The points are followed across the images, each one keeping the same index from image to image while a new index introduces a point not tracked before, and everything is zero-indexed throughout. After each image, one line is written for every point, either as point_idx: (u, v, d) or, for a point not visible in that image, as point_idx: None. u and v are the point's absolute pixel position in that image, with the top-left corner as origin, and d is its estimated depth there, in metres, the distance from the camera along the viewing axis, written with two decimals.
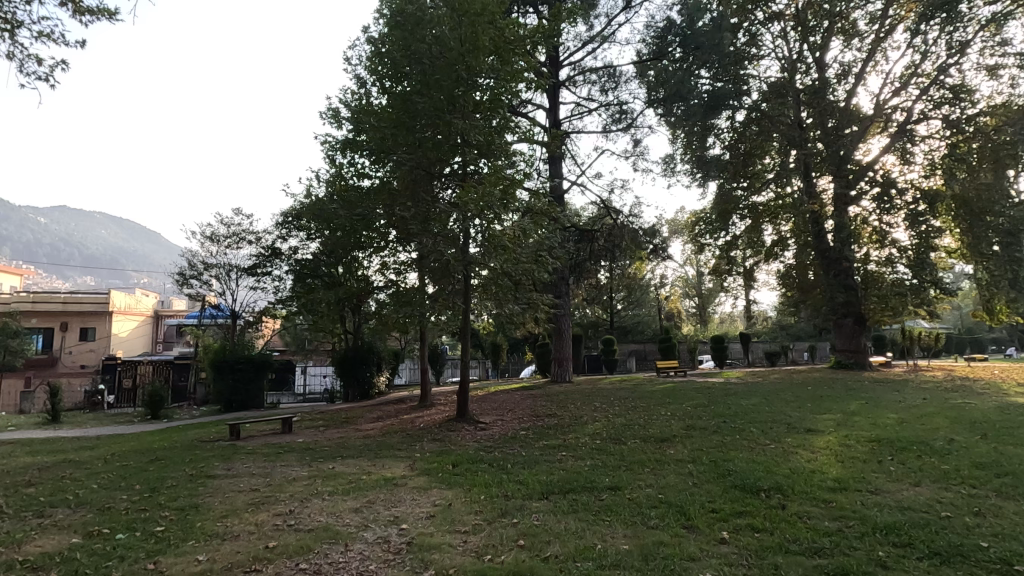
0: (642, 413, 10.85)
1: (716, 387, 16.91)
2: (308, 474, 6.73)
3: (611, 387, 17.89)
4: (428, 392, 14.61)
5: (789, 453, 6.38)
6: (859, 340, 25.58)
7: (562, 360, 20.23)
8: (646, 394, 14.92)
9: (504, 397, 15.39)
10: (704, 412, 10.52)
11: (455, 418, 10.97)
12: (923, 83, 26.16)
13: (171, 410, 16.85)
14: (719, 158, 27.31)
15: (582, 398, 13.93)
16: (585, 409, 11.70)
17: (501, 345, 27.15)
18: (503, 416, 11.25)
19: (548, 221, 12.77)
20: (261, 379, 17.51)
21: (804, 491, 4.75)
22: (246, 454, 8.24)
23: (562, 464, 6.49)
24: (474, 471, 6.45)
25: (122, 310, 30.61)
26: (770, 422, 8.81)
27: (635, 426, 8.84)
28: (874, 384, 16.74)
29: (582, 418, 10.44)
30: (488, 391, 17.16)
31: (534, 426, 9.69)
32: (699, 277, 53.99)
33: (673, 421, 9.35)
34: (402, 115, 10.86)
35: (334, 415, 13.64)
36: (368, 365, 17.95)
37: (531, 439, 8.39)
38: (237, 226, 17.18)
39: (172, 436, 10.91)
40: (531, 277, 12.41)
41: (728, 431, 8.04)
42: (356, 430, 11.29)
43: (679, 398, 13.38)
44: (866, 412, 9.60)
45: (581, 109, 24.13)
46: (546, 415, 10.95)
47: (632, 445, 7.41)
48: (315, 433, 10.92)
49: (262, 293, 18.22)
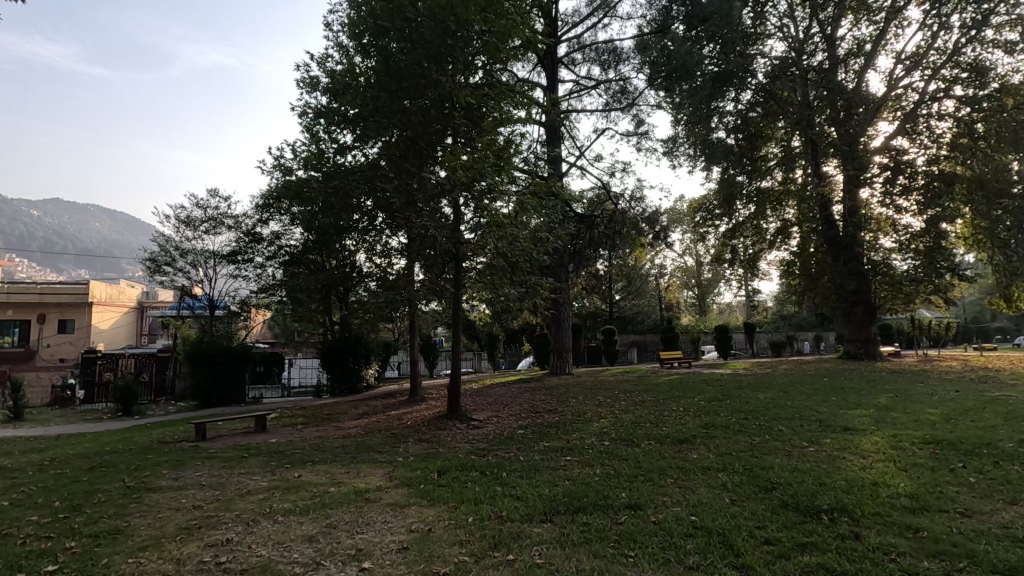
0: (652, 408, 9.86)
1: (726, 378, 15.92)
2: (266, 485, 5.72)
3: (614, 379, 16.89)
4: (419, 386, 13.59)
5: (836, 458, 5.40)
6: (869, 329, 24.63)
7: (561, 351, 19.20)
8: (652, 387, 13.95)
9: (500, 391, 14.40)
10: (721, 407, 9.51)
11: (445, 414, 9.94)
12: (935, 63, 25.11)
13: (145, 406, 15.80)
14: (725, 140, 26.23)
15: (585, 392, 12.94)
16: (588, 404, 10.68)
17: (497, 336, 26.16)
18: (499, 412, 10.23)
19: (546, 200, 11.69)
20: (242, 372, 16.45)
21: (877, 513, 3.77)
22: (203, 459, 7.22)
23: (568, 473, 5.51)
24: (462, 482, 5.45)
25: (103, 301, 29.44)
26: (798, 419, 7.82)
27: (646, 425, 7.86)
28: (893, 375, 15.77)
29: (587, 414, 9.43)
30: (484, 384, 16.17)
31: (533, 424, 8.67)
32: (698, 267, 53.13)
33: (689, 418, 8.34)
34: (385, 80, 9.75)
35: (316, 411, 12.61)
36: (355, 357, 16.88)
37: (530, 440, 7.38)
38: (214, 209, 16.08)
39: (133, 436, 9.88)
40: (529, 261, 11.35)
41: (754, 431, 7.05)
42: (337, 429, 10.26)
43: (689, 391, 12.41)
44: (903, 408, 8.60)
45: (580, 89, 23.07)
46: (546, 411, 9.93)
47: (647, 447, 6.42)
48: (291, 432, 9.89)
49: (243, 281, 17.08)
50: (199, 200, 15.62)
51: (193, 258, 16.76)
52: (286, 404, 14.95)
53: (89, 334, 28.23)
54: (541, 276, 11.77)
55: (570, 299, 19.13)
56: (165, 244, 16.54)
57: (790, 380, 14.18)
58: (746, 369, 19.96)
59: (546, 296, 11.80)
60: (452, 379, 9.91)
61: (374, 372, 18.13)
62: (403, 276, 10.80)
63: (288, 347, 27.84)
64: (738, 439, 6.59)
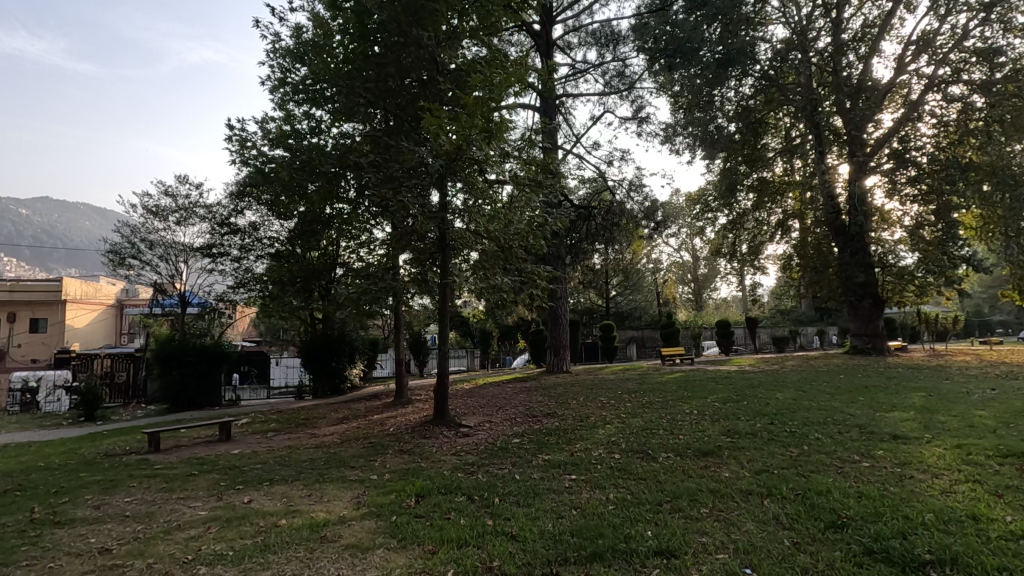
0: (662, 411, 8.86)
1: (733, 376, 15.03)
2: (202, 516, 4.66)
3: (615, 377, 15.93)
4: (405, 386, 12.54)
5: (904, 478, 4.42)
6: (877, 322, 23.70)
7: (558, 348, 18.21)
8: (658, 386, 12.96)
9: (494, 392, 13.36)
10: (739, 409, 8.51)
11: (432, 419, 8.90)
12: (944, 48, 24.18)
13: (111, 410, 14.67)
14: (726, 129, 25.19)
15: (586, 392, 11.91)
16: (591, 406, 9.67)
17: (490, 332, 25.12)
18: (492, 417, 9.20)
19: (543, 183, 10.65)
20: (217, 372, 15.30)
21: (1003, 569, 2.79)
22: (142, 479, 6.14)
23: (575, 498, 4.50)
24: (444, 512, 4.42)
25: (77, 298, 28.21)
26: (835, 425, 6.83)
27: (660, 434, 6.86)
28: (911, 372, 14.83)
29: (590, 419, 8.43)
30: (477, 384, 15.11)
31: (531, 432, 7.65)
32: (695, 261, 52.26)
33: (708, 424, 7.33)
34: (355, 39, 8.46)
35: (292, 416, 11.52)
36: (338, 356, 15.78)
37: (528, 452, 6.35)
38: (185, 197, 14.93)
39: (79, 447, 8.78)
40: (525, 250, 10.29)
41: (786, 441, 6.06)
42: (311, 436, 9.19)
43: (699, 391, 11.39)
44: (947, 409, 7.64)
45: (576, 75, 22.01)
46: (545, 416, 8.92)
47: (665, 462, 5.42)
48: (259, 441, 8.83)
49: (219, 276, 15.92)
50: (166, 187, 14.43)
51: (163, 251, 15.53)
52: (263, 407, 13.87)
53: (63, 333, 27.00)
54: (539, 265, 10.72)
55: (568, 293, 18.19)
56: (131, 236, 15.31)
57: (803, 377, 13.25)
58: (753, 364, 19.02)
59: (544, 288, 10.76)
60: (438, 380, 8.85)
61: (361, 370, 17.08)
62: (385, 266, 9.75)
63: (272, 346, 26.72)
64: (770, 450, 5.61)
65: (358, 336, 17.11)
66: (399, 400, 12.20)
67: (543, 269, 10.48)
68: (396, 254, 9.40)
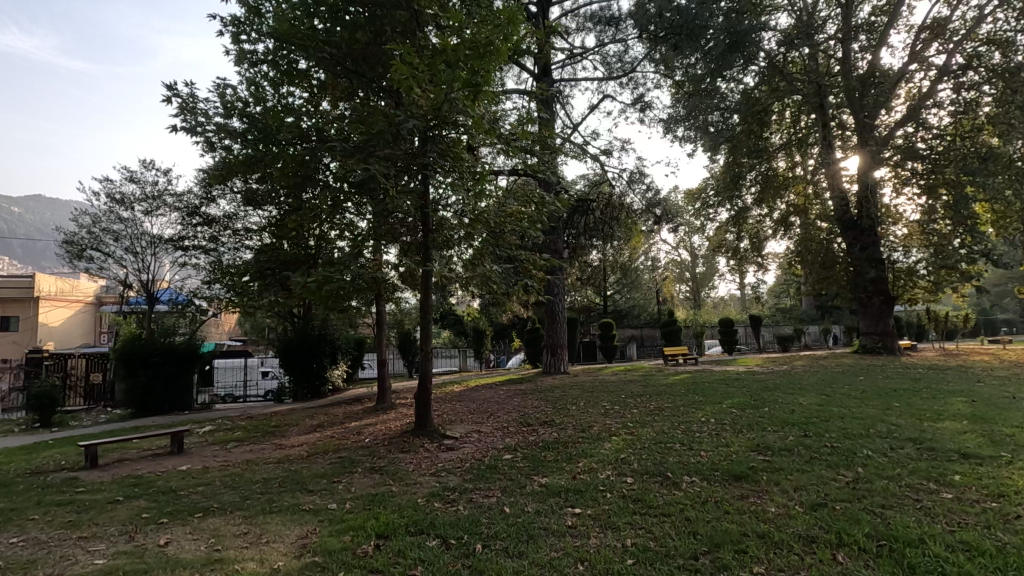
0: (674, 419, 7.83)
1: (744, 377, 14.02)
2: (97, 568, 3.58)
3: (616, 378, 14.88)
4: (388, 390, 11.42)
5: (1010, 520, 3.40)
6: (887, 321, 22.66)
7: (556, 348, 17.18)
8: (664, 388, 11.89)
9: (487, 395, 12.29)
10: (763, 418, 7.49)
11: (414, 429, 7.83)
12: (955, 36, 23.22)
13: (71, 415, 13.51)
14: (730, 120, 24.10)
15: (587, 396, 10.84)
16: (594, 414, 8.61)
17: (484, 331, 24.05)
18: (483, 426, 8.15)
19: (539, 165, 9.56)
20: (187, 374, 14.16)
21: None
22: (51, 507, 5.03)
23: (580, 545, 3.45)
24: (410, 566, 3.36)
25: (51, 296, 27.01)
26: (883, 439, 5.81)
27: (677, 449, 5.83)
28: (933, 373, 13.84)
29: (593, 429, 7.36)
30: (468, 386, 14.02)
31: (526, 446, 6.61)
32: (693, 259, 51.34)
33: (733, 438, 6.27)
34: None
35: (263, 423, 10.42)
36: (319, 355, 14.68)
37: (523, 474, 5.29)
38: (152, 183, 13.77)
39: (9, 462, 7.65)
40: (519, 240, 9.21)
41: (831, 460, 5.05)
42: (278, 448, 8.11)
43: (711, 394, 10.33)
44: (1003, 419, 6.64)
45: (574, 61, 20.96)
46: (542, 425, 7.87)
47: (691, 490, 4.39)
48: (217, 454, 7.75)
49: (192, 271, 14.72)
50: (130, 172, 13.27)
51: (126, 243, 14.32)
52: (234, 412, 12.75)
53: (36, 332, 25.84)
54: (537, 255, 9.61)
55: (566, 289, 17.17)
56: (91, 226, 14.09)
57: (821, 380, 12.20)
58: (761, 365, 17.97)
59: (541, 281, 9.68)
60: (419, 386, 7.76)
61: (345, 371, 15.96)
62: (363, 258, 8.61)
63: (256, 345, 25.60)
64: (816, 473, 4.58)
65: (341, 334, 16.01)
66: (381, 406, 11.08)
67: (540, 260, 9.39)
68: (375, 243, 8.26)
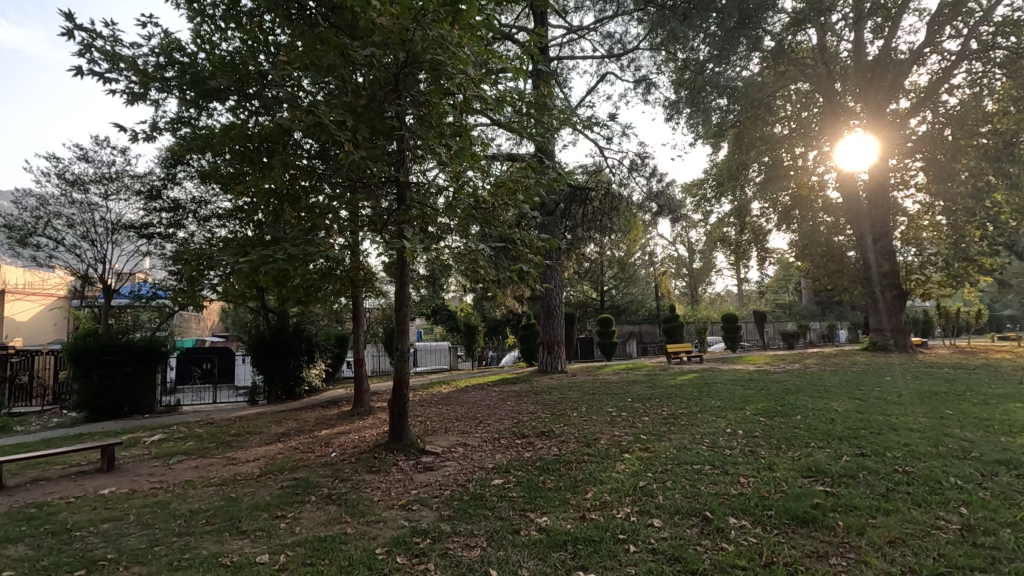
0: (695, 431, 6.62)
1: (758, 377, 12.88)
2: None
3: (618, 378, 13.66)
4: (366, 393, 10.21)
5: None
6: (900, 317, 21.52)
7: (552, 344, 15.99)
8: (673, 391, 10.67)
9: (477, 398, 11.05)
10: (801, 431, 6.31)
11: (387, 444, 6.58)
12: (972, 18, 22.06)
13: (15, 420, 12.17)
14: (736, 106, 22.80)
15: (587, 400, 9.69)
16: (600, 423, 7.39)
17: (476, 327, 22.69)
18: (469, 438, 6.93)
19: (536, 136, 8.24)
20: (144, 373, 12.83)
21: None
22: None
23: None
24: None
25: (15, 290, 25.52)
26: (965, 463, 4.64)
27: (707, 474, 4.68)
28: (963, 373, 12.71)
29: (599, 444, 6.16)
30: (457, 387, 12.87)
31: (520, 467, 5.40)
32: (689, 254, 50.29)
33: (775, 459, 5.09)
34: None
35: (220, 432, 9.13)
36: (293, 353, 13.37)
37: (517, 514, 4.08)
38: (108, 163, 12.46)
39: None
40: (512, 219, 7.95)
41: (919, 496, 3.87)
42: (226, 465, 6.85)
43: (727, 399, 9.17)
44: None
45: (572, 41, 19.66)
46: (539, 438, 6.65)
47: (746, 546, 3.19)
48: (151, 474, 6.49)
49: (155, 260, 13.39)
50: (82, 150, 11.97)
51: (79, 230, 12.96)
52: (197, 416, 11.49)
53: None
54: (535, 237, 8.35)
55: (563, 282, 16.24)
56: (42, 212, 12.78)
57: (845, 382, 11.10)
58: (770, 364, 16.92)
59: (539, 268, 8.47)
60: (394, 394, 6.54)
61: (324, 370, 14.74)
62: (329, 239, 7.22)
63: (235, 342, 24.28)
64: (909, 518, 3.43)
65: (320, 331, 14.79)
66: (357, 412, 9.84)
67: (539, 243, 8.16)
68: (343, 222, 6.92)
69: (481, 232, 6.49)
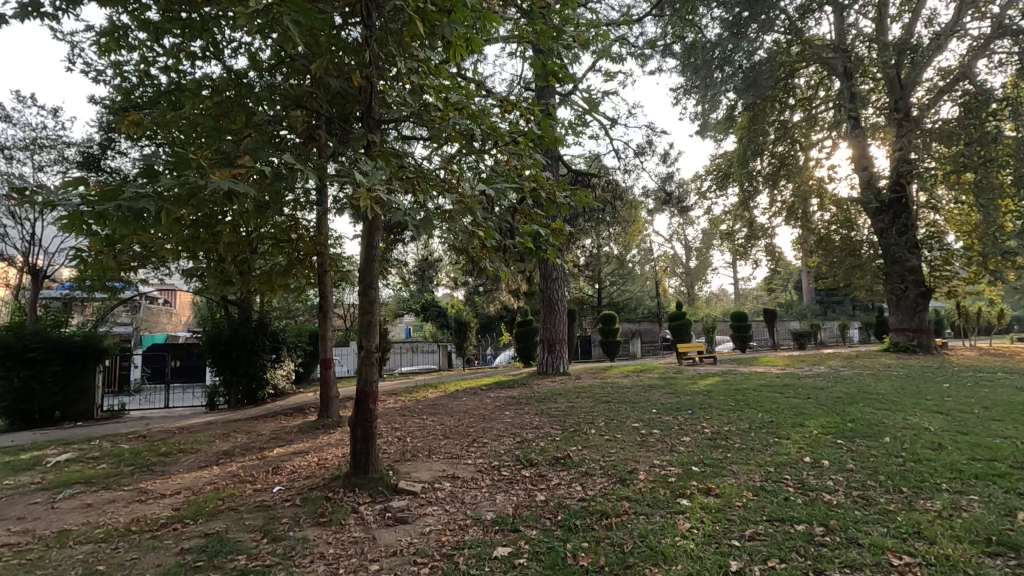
0: (767, 461, 4.94)
1: (792, 382, 11.23)
2: None
3: (631, 382, 11.99)
4: (334, 400, 8.48)
5: None
6: (923, 315, 20.04)
7: (553, 343, 14.25)
8: (702, 400, 8.98)
9: (470, 406, 9.29)
10: (914, 463, 4.67)
11: (344, 480, 4.79)
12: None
13: None
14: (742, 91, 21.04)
15: (604, 410, 7.96)
16: (632, 447, 5.71)
17: (466, 324, 20.36)
18: (458, 469, 5.19)
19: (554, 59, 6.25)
20: (77, 372, 10.99)
21: None
22: None
23: None
24: None
25: None
26: None
27: (832, 549, 3.00)
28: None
29: (640, 482, 4.48)
30: (446, 392, 11.08)
31: (530, 526, 3.67)
32: (686, 252, 48.64)
33: (919, 517, 3.44)
34: None
35: (146, 449, 7.28)
36: (253, 351, 11.48)
37: None
38: (36, 126, 10.61)
39: None
40: (518, 175, 6.05)
41: None
42: (125, 506, 4.99)
43: (777, 411, 7.48)
44: None
45: None
46: (553, 474, 4.90)
47: None
48: (17, 520, 4.66)
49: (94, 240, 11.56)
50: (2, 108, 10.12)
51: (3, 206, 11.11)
52: (135, 424, 9.67)
53: None
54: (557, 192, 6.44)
55: (565, 274, 14.54)
56: None
57: (902, 389, 9.40)
58: (794, 366, 15.26)
59: (556, 238, 6.61)
60: (357, 409, 4.77)
61: (294, 371, 12.94)
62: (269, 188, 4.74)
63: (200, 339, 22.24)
64: None
65: (289, 326, 12.99)
66: (324, 424, 8.11)
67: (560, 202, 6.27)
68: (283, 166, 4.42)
69: (482, 181, 4.61)
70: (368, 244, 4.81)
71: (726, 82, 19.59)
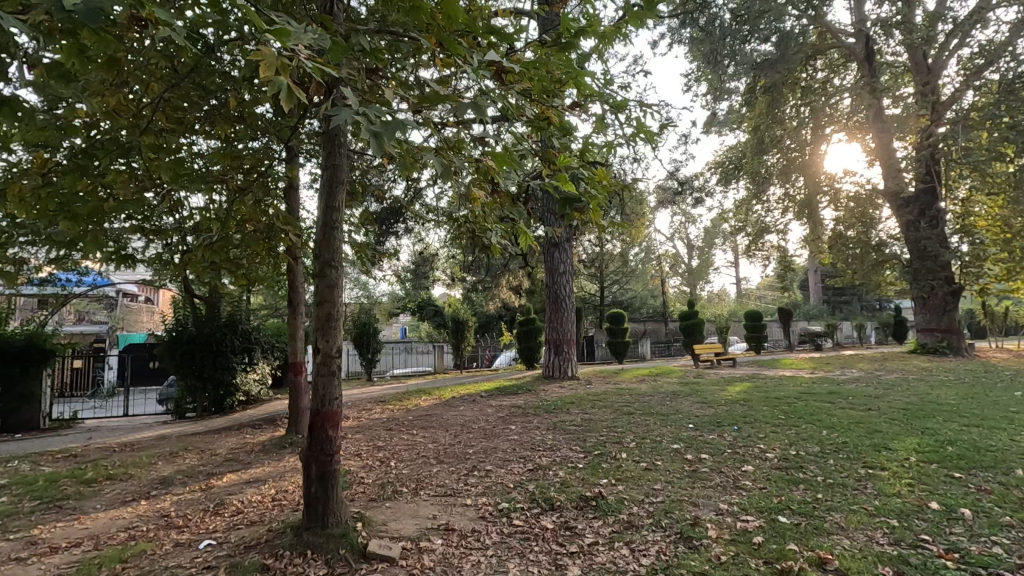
0: (880, 508, 3.60)
1: (832, 388, 9.89)
2: None
3: (649, 386, 10.64)
4: (304, 413, 7.12)
5: None
6: (952, 315, 18.78)
7: (560, 343, 12.87)
8: (740, 410, 7.64)
9: (469, 416, 7.93)
10: None
11: (292, 535, 3.39)
12: None
13: None
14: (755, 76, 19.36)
15: (630, 425, 6.61)
16: (682, 482, 4.36)
17: (462, 323, 18.97)
18: (453, 516, 3.83)
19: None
20: (14, 379, 9.53)
21: None
22: None
23: None
24: None
25: None
26: None
27: None
28: None
29: (714, 546, 3.16)
30: (442, 399, 9.72)
31: None
32: (688, 249, 47.21)
33: None
34: None
35: (69, 475, 5.86)
36: (219, 354, 10.02)
37: None
38: None
39: None
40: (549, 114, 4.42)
41: None
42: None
43: (842, 427, 6.14)
44: None
45: None
46: (585, 530, 3.55)
47: None
48: None
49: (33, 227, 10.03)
50: None
51: None
52: (76, 438, 8.24)
53: None
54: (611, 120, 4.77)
55: (573, 267, 13.13)
56: None
57: (972, 399, 8.03)
58: (824, 369, 13.92)
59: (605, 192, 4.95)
60: (309, 437, 3.39)
61: (269, 375, 11.55)
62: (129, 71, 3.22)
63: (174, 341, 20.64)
64: None
65: (264, 325, 11.58)
66: (292, 442, 6.72)
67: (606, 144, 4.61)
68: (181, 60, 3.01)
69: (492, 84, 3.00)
70: (329, 205, 3.45)
71: (731, 69, 17.52)
